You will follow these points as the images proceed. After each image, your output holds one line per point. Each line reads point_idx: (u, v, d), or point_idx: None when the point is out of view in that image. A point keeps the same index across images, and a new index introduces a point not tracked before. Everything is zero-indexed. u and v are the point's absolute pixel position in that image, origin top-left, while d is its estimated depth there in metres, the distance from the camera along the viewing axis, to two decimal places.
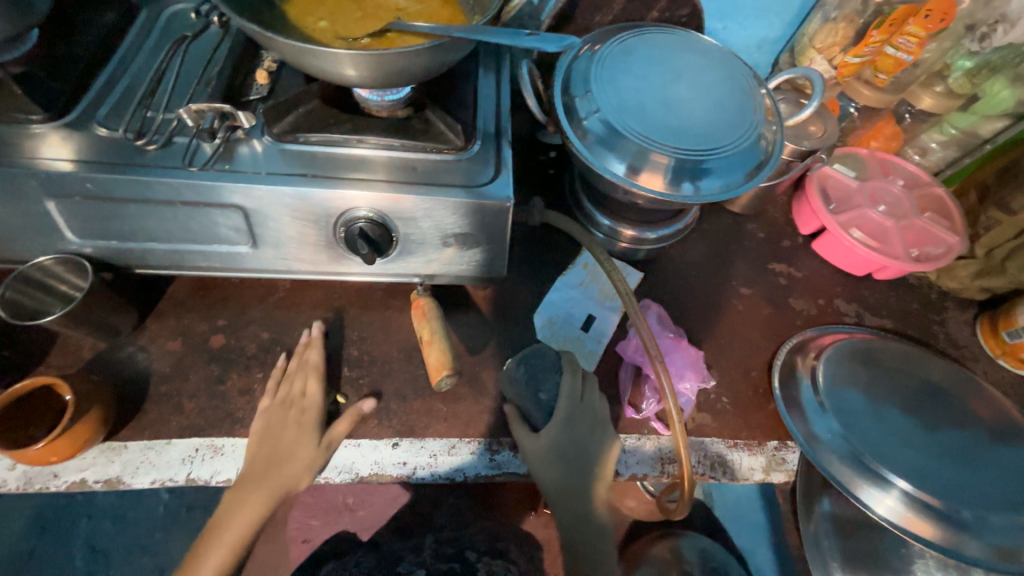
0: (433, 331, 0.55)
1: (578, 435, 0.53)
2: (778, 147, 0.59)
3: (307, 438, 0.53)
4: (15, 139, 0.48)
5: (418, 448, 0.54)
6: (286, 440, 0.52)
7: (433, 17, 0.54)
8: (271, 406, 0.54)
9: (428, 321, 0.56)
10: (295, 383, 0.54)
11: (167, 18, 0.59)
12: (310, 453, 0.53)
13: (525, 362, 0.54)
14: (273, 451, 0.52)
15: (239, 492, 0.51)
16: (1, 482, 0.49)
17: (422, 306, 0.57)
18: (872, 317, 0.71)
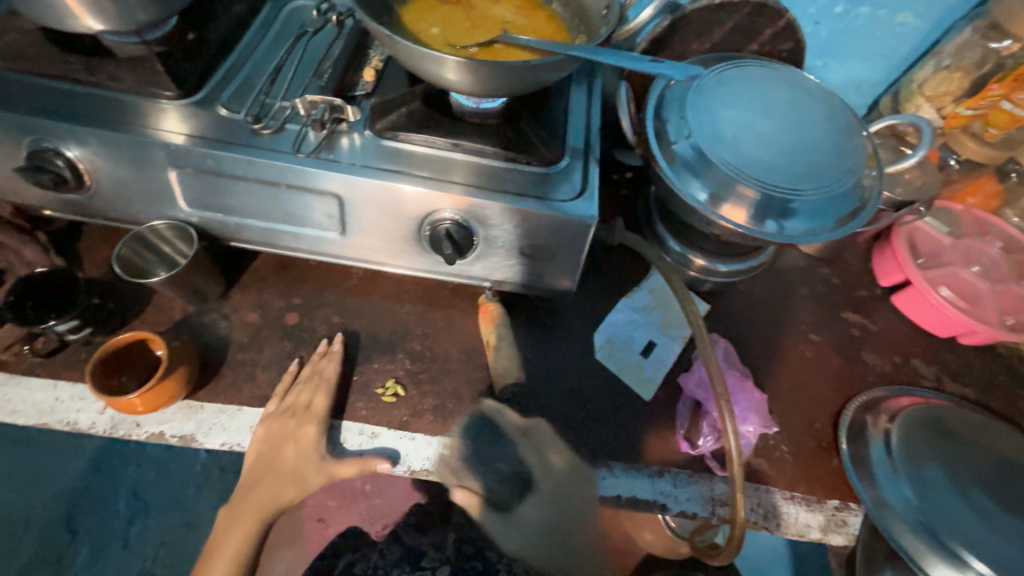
0: (501, 338, 0.59)
1: (551, 500, 0.56)
2: (875, 196, 0.57)
3: (305, 463, 0.53)
4: (146, 110, 0.52)
5: (454, 451, 0.55)
6: (285, 462, 0.54)
7: (538, 32, 0.56)
8: (274, 413, 0.54)
9: (495, 329, 0.60)
10: (303, 393, 0.54)
11: (287, 14, 0.64)
12: (310, 477, 0.54)
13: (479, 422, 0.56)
14: (276, 467, 0.54)
15: (245, 496, 0.56)
16: (89, 424, 0.52)
17: (491, 312, 0.61)
18: (953, 383, 0.67)
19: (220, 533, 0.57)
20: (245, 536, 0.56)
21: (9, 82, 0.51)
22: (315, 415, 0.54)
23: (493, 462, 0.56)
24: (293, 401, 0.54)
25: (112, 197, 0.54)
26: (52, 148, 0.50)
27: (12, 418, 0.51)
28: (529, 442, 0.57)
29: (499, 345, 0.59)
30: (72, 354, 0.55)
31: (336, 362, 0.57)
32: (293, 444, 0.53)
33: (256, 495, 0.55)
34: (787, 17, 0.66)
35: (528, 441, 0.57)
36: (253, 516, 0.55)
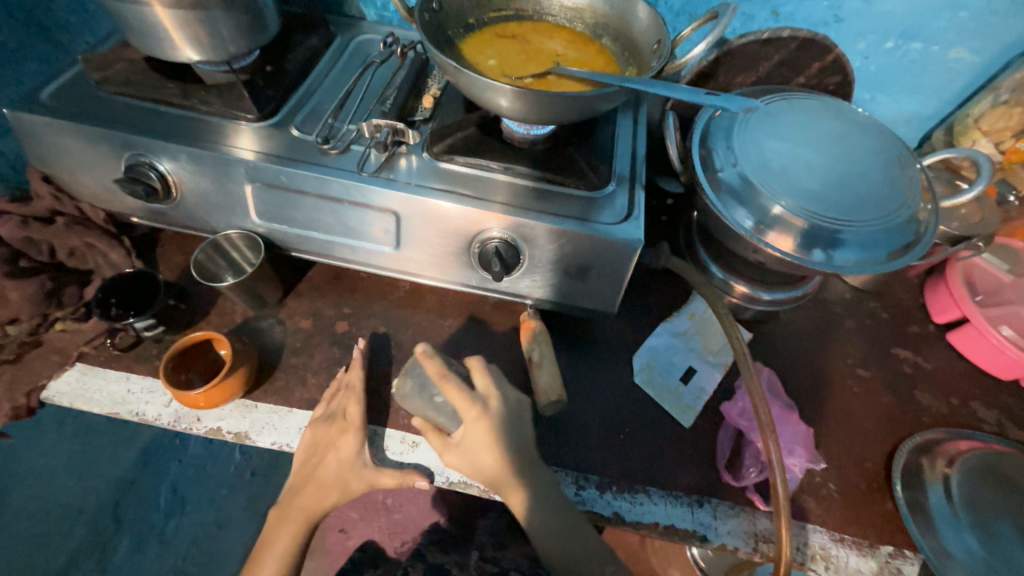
0: (442, 370, 0.54)
1: (545, 499, 0.52)
2: (931, 231, 0.56)
3: (348, 472, 0.54)
4: (228, 130, 0.57)
5: (442, 408, 0.56)
6: (327, 470, 0.54)
7: (588, 65, 0.59)
8: (318, 421, 0.55)
9: (535, 344, 0.60)
10: (343, 401, 0.55)
11: (355, 46, 0.70)
12: (352, 485, 0.54)
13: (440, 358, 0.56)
14: (321, 473, 0.55)
15: (291, 502, 0.57)
16: (156, 416, 0.56)
17: (531, 329, 0.61)
18: (1018, 429, 0.63)
19: (268, 534, 0.58)
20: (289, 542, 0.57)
21: (116, 104, 0.57)
22: (353, 425, 0.54)
23: (477, 427, 0.52)
24: (337, 407, 0.56)
25: (192, 208, 0.60)
26: (147, 162, 0.55)
27: (89, 406, 0.56)
28: (508, 418, 0.53)
29: (447, 378, 0.54)
30: (144, 350, 0.59)
31: (361, 369, 0.57)
32: (334, 453, 0.54)
33: (301, 500, 0.56)
34: (835, 52, 0.68)
35: (510, 416, 0.54)
36: (298, 518, 0.56)
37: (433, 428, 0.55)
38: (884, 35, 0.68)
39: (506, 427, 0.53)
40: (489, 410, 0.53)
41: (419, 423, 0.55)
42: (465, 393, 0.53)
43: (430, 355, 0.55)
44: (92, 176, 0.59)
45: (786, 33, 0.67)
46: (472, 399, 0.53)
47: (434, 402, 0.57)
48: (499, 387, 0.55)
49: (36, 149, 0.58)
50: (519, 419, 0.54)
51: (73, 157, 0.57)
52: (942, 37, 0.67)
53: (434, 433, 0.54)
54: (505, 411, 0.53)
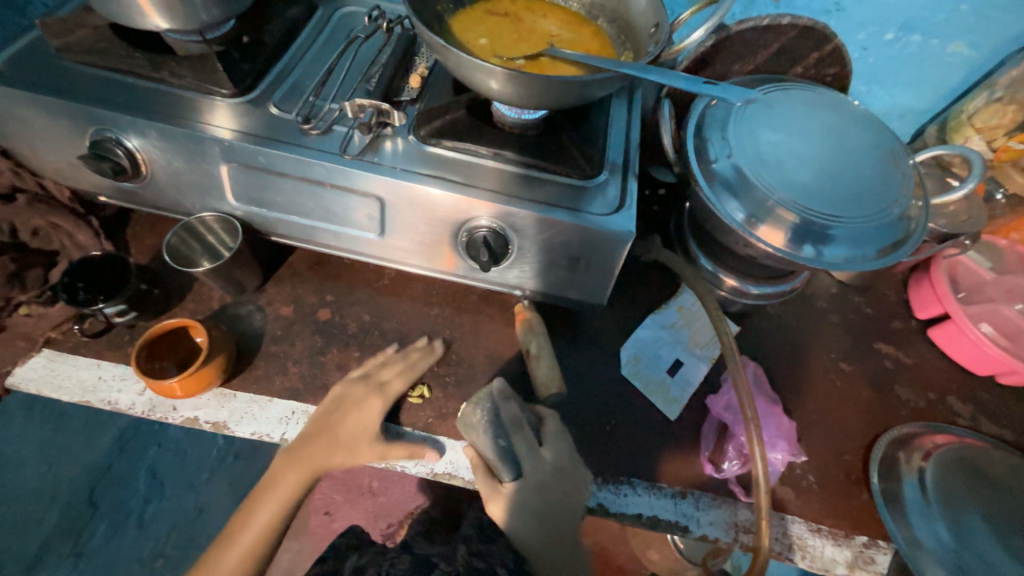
0: (517, 420, 0.53)
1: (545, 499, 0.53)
2: (921, 228, 0.56)
3: (365, 437, 0.54)
4: (202, 106, 0.53)
5: (501, 454, 0.53)
6: (344, 430, 0.54)
7: (583, 47, 0.57)
8: (352, 381, 0.56)
9: (532, 335, 0.59)
10: (385, 371, 0.57)
11: (338, 19, 0.67)
12: (363, 450, 0.53)
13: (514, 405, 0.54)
14: (332, 433, 0.53)
15: (287, 461, 0.54)
16: (128, 405, 0.54)
17: (527, 320, 0.60)
18: (991, 424, 0.64)
19: (262, 483, 0.54)
20: (279, 501, 0.53)
21: (79, 74, 0.53)
22: (387, 395, 0.55)
23: (528, 485, 0.53)
24: (337, 420, 0.54)
25: (164, 188, 0.57)
26: (113, 138, 0.52)
27: (58, 394, 0.54)
28: (555, 486, 0.52)
29: (521, 429, 0.53)
30: (115, 336, 0.57)
31: (384, 397, 0.55)
32: (356, 414, 0.54)
33: (308, 456, 0.53)
34: (834, 42, 0.66)
35: (558, 483, 0.52)
36: (295, 478, 0.53)
37: (483, 467, 0.54)
38: (884, 25, 0.66)
39: (550, 493, 0.52)
40: (545, 475, 0.52)
41: (470, 454, 0.54)
42: (530, 448, 0.53)
43: (508, 396, 0.54)
44: (53, 151, 0.55)
45: (786, 21, 0.64)
46: (535, 457, 0.53)
47: (498, 447, 0.53)
48: (569, 455, 0.53)
49: None
50: (568, 493, 0.52)
51: (33, 131, 0.54)
52: (941, 30, 0.65)
53: (482, 471, 0.54)
54: (560, 473, 0.52)
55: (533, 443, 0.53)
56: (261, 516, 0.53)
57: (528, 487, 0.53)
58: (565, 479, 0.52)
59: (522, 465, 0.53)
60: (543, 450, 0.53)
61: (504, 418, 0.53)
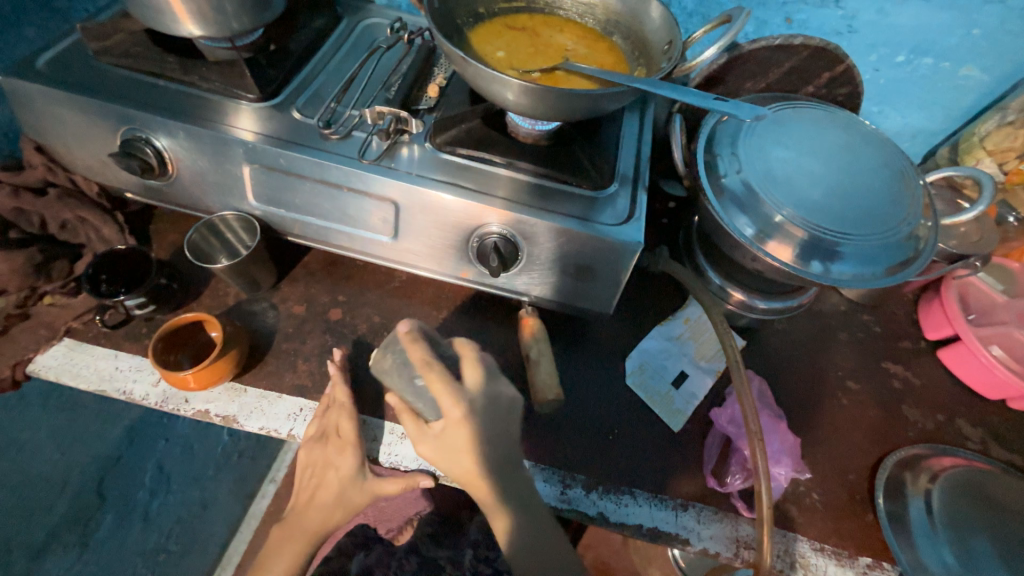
0: (426, 360, 0.47)
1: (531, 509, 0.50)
2: (930, 248, 0.56)
3: (348, 486, 0.54)
4: (228, 109, 0.56)
5: (421, 393, 0.49)
6: (328, 488, 0.55)
7: (597, 61, 0.58)
8: (310, 437, 0.55)
9: (533, 342, 0.59)
10: (332, 417, 0.54)
11: (361, 30, 0.69)
12: (353, 498, 0.54)
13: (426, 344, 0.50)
14: (319, 480, 0.56)
15: (291, 526, 0.57)
16: (143, 396, 0.55)
17: (531, 326, 0.60)
18: (1001, 449, 0.63)
19: (268, 555, 0.57)
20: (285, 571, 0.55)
21: (113, 76, 0.56)
22: (348, 440, 0.53)
23: (454, 424, 0.46)
24: (326, 423, 0.54)
25: (188, 186, 0.59)
26: (143, 137, 0.54)
27: (76, 382, 0.55)
28: (484, 418, 0.47)
29: (432, 368, 0.46)
30: (134, 328, 0.59)
31: (344, 384, 0.55)
32: (333, 469, 0.54)
33: (305, 522, 0.56)
34: (846, 62, 0.67)
35: (495, 411, 0.48)
36: (301, 539, 0.56)
37: (410, 411, 0.51)
38: (896, 48, 0.67)
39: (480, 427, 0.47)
40: (470, 409, 0.46)
41: (394, 402, 0.51)
42: (451, 387, 0.46)
43: (415, 339, 0.48)
44: (86, 148, 0.58)
45: (798, 41, 0.66)
46: (455, 396, 0.46)
47: (415, 386, 0.50)
48: (490, 383, 0.49)
49: (29, 118, 0.57)
50: (506, 421, 0.49)
51: (67, 128, 0.56)
52: (953, 53, 0.66)
53: (408, 417, 0.51)
54: (484, 406, 0.47)
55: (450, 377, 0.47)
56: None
57: (455, 427, 0.46)
58: (494, 407, 0.49)
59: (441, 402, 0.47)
60: (463, 384, 0.47)
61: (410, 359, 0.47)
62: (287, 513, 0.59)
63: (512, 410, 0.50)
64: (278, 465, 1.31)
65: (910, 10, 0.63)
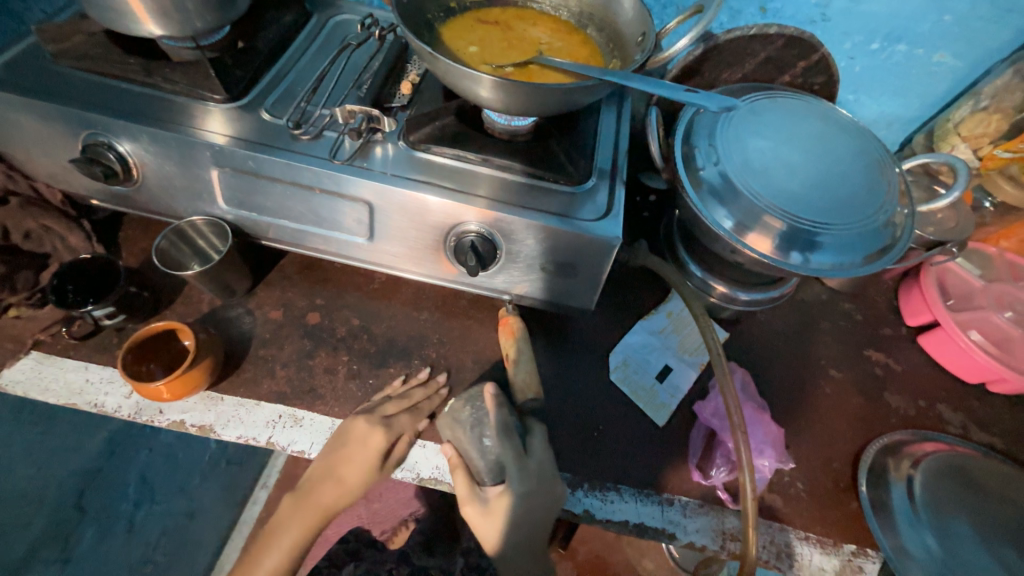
0: (506, 426, 0.52)
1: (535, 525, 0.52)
2: (907, 235, 0.56)
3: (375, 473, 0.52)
4: (193, 111, 0.54)
5: (484, 453, 0.52)
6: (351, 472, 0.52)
7: (572, 55, 0.57)
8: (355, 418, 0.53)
9: (513, 341, 0.59)
10: (392, 406, 0.54)
11: (332, 27, 0.68)
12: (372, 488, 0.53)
13: (469, 404, 0.54)
14: (335, 468, 0.52)
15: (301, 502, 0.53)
16: (115, 408, 0.54)
17: (511, 325, 0.60)
18: (980, 432, 0.64)
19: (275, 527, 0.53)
20: (288, 549, 0.52)
21: (72, 79, 0.54)
22: (398, 431, 0.53)
23: (510, 494, 0.50)
24: (351, 429, 0.52)
25: (156, 191, 0.57)
26: (105, 142, 0.53)
27: (44, 396, 0.54)
28: (538, 500, 0.50)
29: (509, 435, 0.52)
30: (104, 338, 0.57)
31: (426, 390, 0.57)
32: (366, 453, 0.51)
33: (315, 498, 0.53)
34: (821, 51, 0.67)
35: (538, 498, 0.50)
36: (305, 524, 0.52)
37: (465, 470, 0.52)
38: (870, 36, 0.67)
39: (531, 505, 0.50)
40: (525, 488, 0.50)
41: (449, 455, 0.52)
42: (518, 459, 0.51)
43: (501, 403, 0.53)
44: (47, 155, 0.56)
45: (773, 31, 0.65)
46: (522, 468, 0.50)
47: (481, 444, 0.52)
48: (549, 470, 0.52)
49: None
50: (549, 506, 0.51)
51: (27, 135, 0.54)
52: (926, 40, 0.66)
53: (462, 476, 0.52)
54: (544, 480, 0.51)
55: (518, 450, 0.52)
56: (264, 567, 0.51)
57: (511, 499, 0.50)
58: (548, 486, 0.51)
59: (506, 473, 0.51)
60: (529, 458, 0.51)
61: (494, 424, 0.52)
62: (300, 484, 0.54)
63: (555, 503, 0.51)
64: (269, 470, 1.30)
65: None
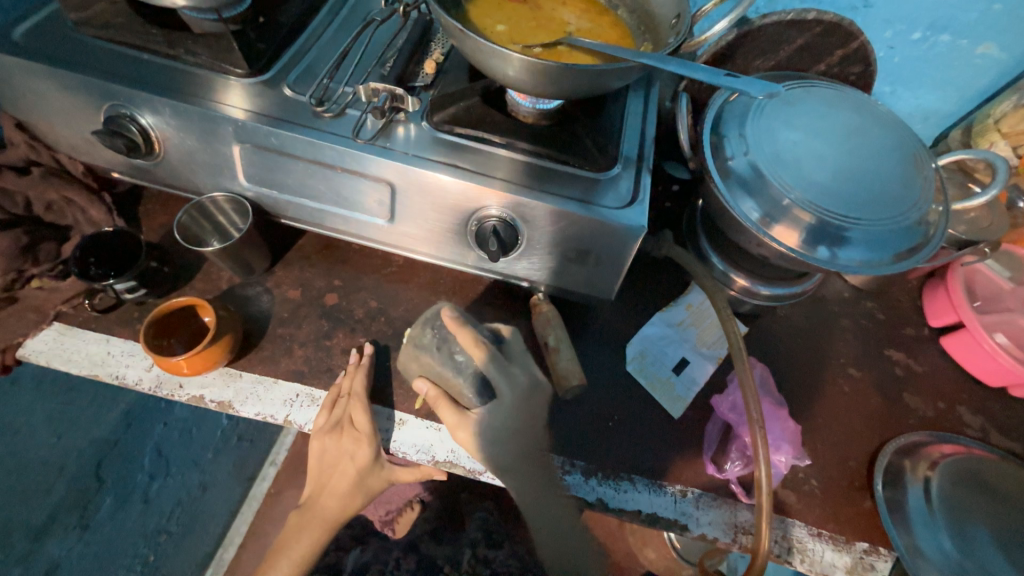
0: (478, 340, 0.50)
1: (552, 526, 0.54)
2: (941, 233, 0.54)
3: (366, 474, 0.56)
4: (215, 85, 0.53)
5: (463, 370, 0.52)
6: (346, 473, 0.56)
7: (601, 36, 0.55)
8: (327, 422, 0.54)
9: (550, 328, 0.58)
10: (348, 408, 0.54)
11: (355, 1, 0.66)
12: (371, 485, 0.57)
13: (433, 328, 0.54)
14: (334, 470, 0.57)
15: (308, 513, 0.59)
16: (136, 381, 0.55)
17: (544, 313, 0.59)
18: (999, 436, 0.63)
19: (287, 536, 0.60)
20: (300, 558, 0.59)
21: (92, 48, 0.53)
22: (364, 433, 0.53)
23: (500, 406, 0.50)
24: (341, 416, 0.54)
25: (177, 166, 0.57)
26: (128, 115, 0.52)
27: (67, 367, 0.54)
28: (532, 401, 0.51)
29: (482, 347, 0.50)
30: (125, 312, 0.58)
31: (362, 376, 0.55)
32: (349, 458, 0.55)
33: (323, 504, 0.58)
34: (860, 39, 0.65)
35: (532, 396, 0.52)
36: (315, 528, 0.59)
37: (446, 399, 0.51)
38: (912, 25, 0.65)
39: (524, 411, 0.51)
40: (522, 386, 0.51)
41: (430, 391, 0.51)
42: (501, 366, 0.50)
43: (462, 324, 0.51)
44: (68, 126, 0.56)
45: (811, 16, 0.63)
46: (508, 374, 0.50)
47: (455, 362, 0.53)
48: (524, 365, 0.53)
49: (9, 94, 0.54)
50: (538, 407, 0.52)
51: (49, 105, 0.54)
52: (972, 30, 0.64)
53: (445, 403, 0.51)
54: (523, 394, 0.51)
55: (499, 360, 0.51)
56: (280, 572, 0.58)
57: (505, 410, 0.50)
58: (529, 391, 0.51)
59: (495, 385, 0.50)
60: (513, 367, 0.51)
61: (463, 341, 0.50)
62: (304, 500, 0.61)
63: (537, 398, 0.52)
64: (279, 448, 1.35)
65: None
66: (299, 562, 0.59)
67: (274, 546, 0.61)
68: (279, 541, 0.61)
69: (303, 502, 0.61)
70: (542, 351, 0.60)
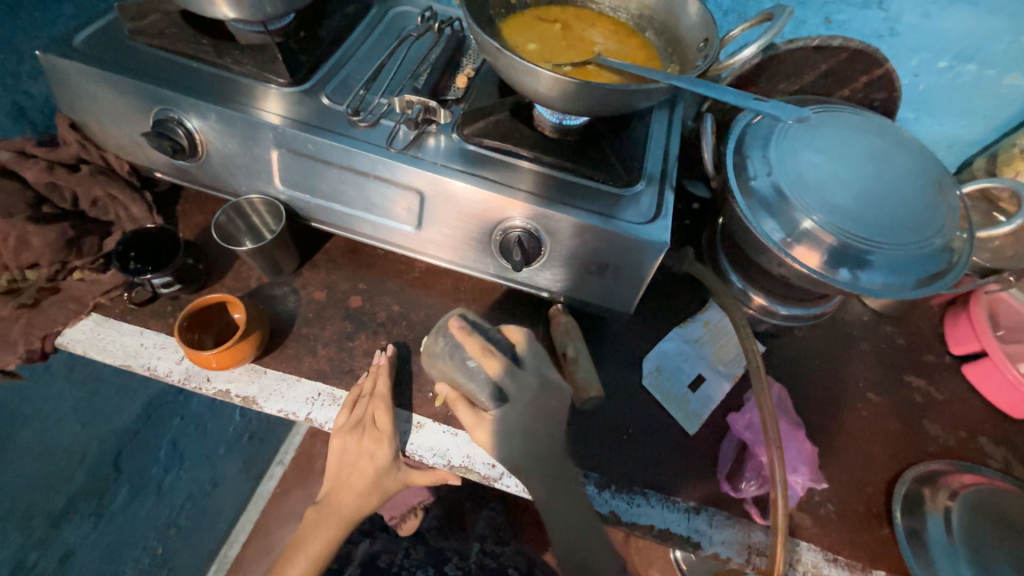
0: (487, 348, 0.49)
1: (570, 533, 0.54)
2: (965, 260, 0.54)
3: (383, 475, 0.56)
4: (258, 93, 0.56)
5: (473, 377, 0.50)
6: (362, 473, 0.57)
7: (630, 57, 0.57)
8: (347, 421, 0.55)
9: (569, 339, 0.59)
10: (370, 407, 0.55)
11: (391, 17, 0.69)
12: (386, 486, 0.57)
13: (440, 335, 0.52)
14: (350, 469, 0.58)
15: (324, 510, 0.60)
16: (166, 373, 0.57)
17: (563, 323, 0.60)
18: (1023, 468, 0.62)
19: (303, 533, 0.61)
20: (316, 554, 0.60)
21: (147, 55, 0.56)
22: (383, 432, 0.54)
23: (517, 408, 0.50)
24: (362, 415, 0.55)
25: (217, 168, 0.59)
26: (175, 118, 0.55)
27: (102, 356, 0.57)
28: (547, 395, 0.50)
29: (492, 356, 0.49)
30: (160, 306, 0.60)
31: (386, 377, 0.56)
32: (369, 457, 0.56)
33: (341, 501, 0.59)
34: (885, 66, 0.66)
35: (547, 393, 0.51)
36: (332, 526, 0.60)
37: (464, 400, 0.51)
38: (938, 54, 0.66)
39: (540, 411, 0.50)
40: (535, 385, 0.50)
41: (448, 392, 0.52)
42: (512, 372, 0.49)
43: (470, 332, 0.50)
44: (118, 127, 0.59)
45: (837, 43, 0.64)
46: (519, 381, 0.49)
47: (467, 368, 0.50)
48: (543, 367, 0.52)
49: (66, 96, 0.58)
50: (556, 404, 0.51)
51: (101, 106, 0.57)
52: (998, 61, 0.65)
53: (462, 405, 0.51)
54: (541, 391, 0.50)
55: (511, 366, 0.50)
56: (294, 567, 0.60)
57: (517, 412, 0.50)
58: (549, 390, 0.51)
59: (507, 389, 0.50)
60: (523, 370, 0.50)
61: (471, 350, 0.49)
62: (321, 498, 0.62)
63: (561, 400, 0.51)
64: (286, 447, 1.37)
65: (954, 15, 0.62)
66: (314, 558, 0.60)
67: (290, 541, 0.62)
68: (296, 536, 0.62)
69: (320, 499, 0.62)
70: (561, 361, 0.61)
